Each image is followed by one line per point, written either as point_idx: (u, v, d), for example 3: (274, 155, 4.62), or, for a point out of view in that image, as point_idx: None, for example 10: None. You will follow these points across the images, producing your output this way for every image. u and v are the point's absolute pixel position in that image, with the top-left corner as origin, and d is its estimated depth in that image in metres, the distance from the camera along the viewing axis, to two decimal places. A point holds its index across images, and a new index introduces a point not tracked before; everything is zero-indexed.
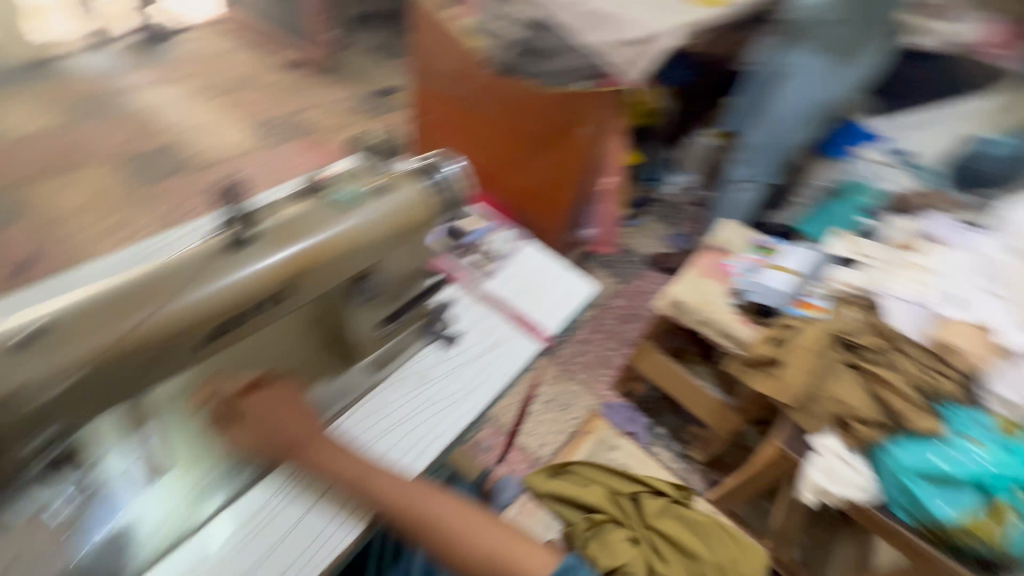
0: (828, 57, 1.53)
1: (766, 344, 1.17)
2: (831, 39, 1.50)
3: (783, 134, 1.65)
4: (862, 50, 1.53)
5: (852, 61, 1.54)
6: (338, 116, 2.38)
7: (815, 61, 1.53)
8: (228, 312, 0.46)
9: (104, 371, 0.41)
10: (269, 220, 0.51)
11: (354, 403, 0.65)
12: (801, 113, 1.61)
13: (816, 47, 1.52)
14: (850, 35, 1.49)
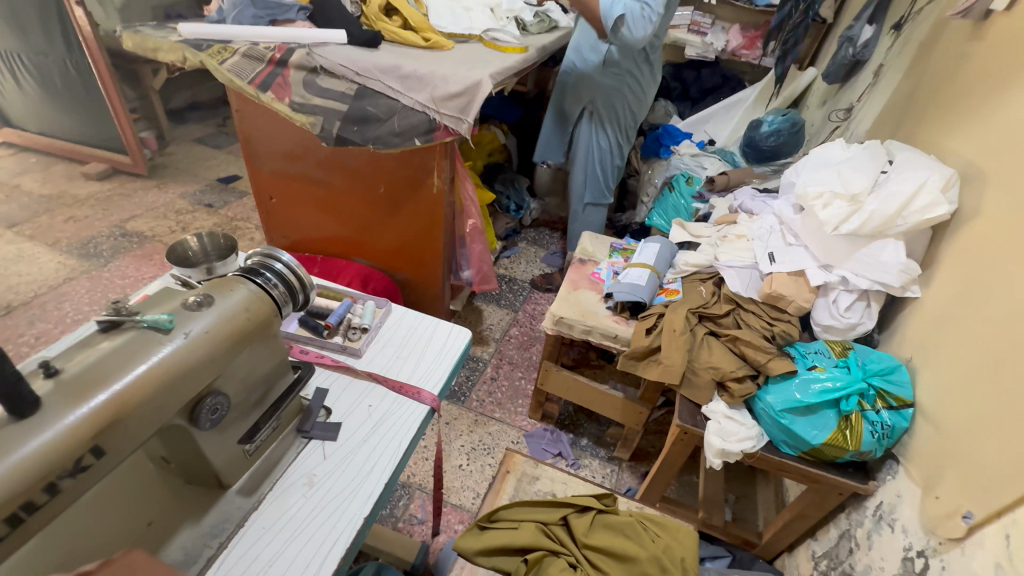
0: (616, 97, 1.77)
1: (643, 337, 1.29)
2: (614, 81, 1.74)
3: (602, 163, 1.89)
4: (640, 84, 1.79)
5: (635, 95, 1.80)
6: (177, 220, 2.24)
7: (606, 104, 1.77)
8: (30, 488, 0.39)
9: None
10: (64, 370, 0.44)
11: (231, 539, 0.57)
12: (611, 145, 1.86)
13: (604, 92, 1.75)
14: (628, 74, 1.74)
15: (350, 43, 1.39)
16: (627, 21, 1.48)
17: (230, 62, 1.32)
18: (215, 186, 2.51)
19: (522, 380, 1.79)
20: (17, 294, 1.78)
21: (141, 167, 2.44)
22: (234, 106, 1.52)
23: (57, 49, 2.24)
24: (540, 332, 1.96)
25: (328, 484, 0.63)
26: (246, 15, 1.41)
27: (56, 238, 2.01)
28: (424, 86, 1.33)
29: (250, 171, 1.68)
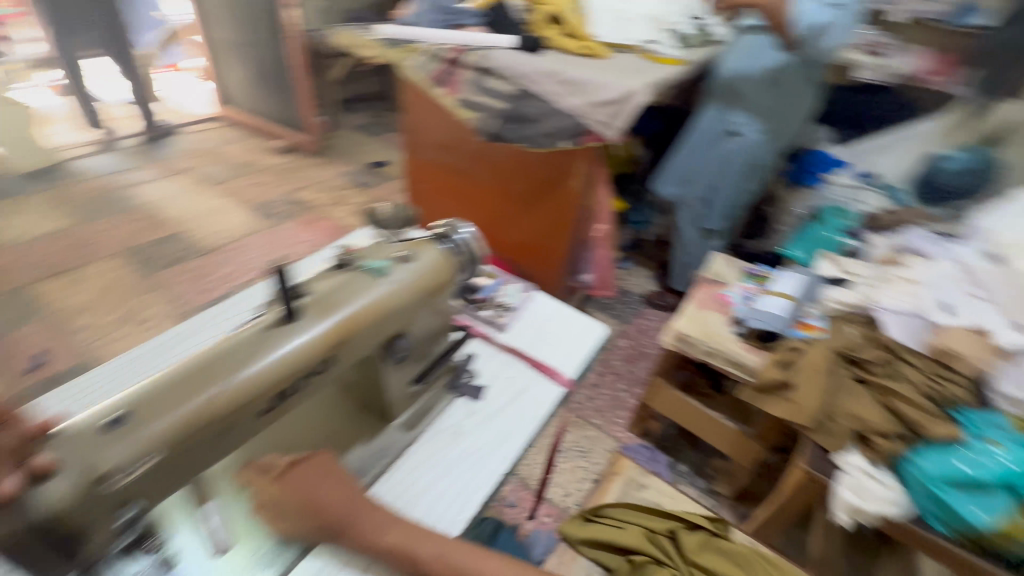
0: (777, 114, 1.66)
1: (774, 369, 1.20)
2: (779, 97, 1.63)
3: (740, 186, 1.74)
4: (798, 103, 1.69)
5: (792, 115, 1.70)
6: (335, 194, 2.56)
7: (766, 120, 1.65)
8: (281, 381, 0.50)
9: (171, 454, 0.46)
10: (310, 294, 0.54)
11: (392, 463, 0.66)
12: (755, 168, 1.71)
13: (767, 108, 1.63)
14: (791, 91, 1.64)
15: (516, 47, 1.50)
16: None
17: (414, 60, 1.50)
18: (367, 169, 2.82)
19: (625, 392, 1.77)
20: (213, 239, 2.16)
21: (313, 146, 2.82)
22: (406, 101, 1.72)
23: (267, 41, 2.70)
24: (649, 348, 1.92)
25: (472, 437, 0.70)
26: (430, 21, 1.59)
27: (245, 197, 2.40)
28: (582, 92, 1.37)
29: (409, 159, 1.88)
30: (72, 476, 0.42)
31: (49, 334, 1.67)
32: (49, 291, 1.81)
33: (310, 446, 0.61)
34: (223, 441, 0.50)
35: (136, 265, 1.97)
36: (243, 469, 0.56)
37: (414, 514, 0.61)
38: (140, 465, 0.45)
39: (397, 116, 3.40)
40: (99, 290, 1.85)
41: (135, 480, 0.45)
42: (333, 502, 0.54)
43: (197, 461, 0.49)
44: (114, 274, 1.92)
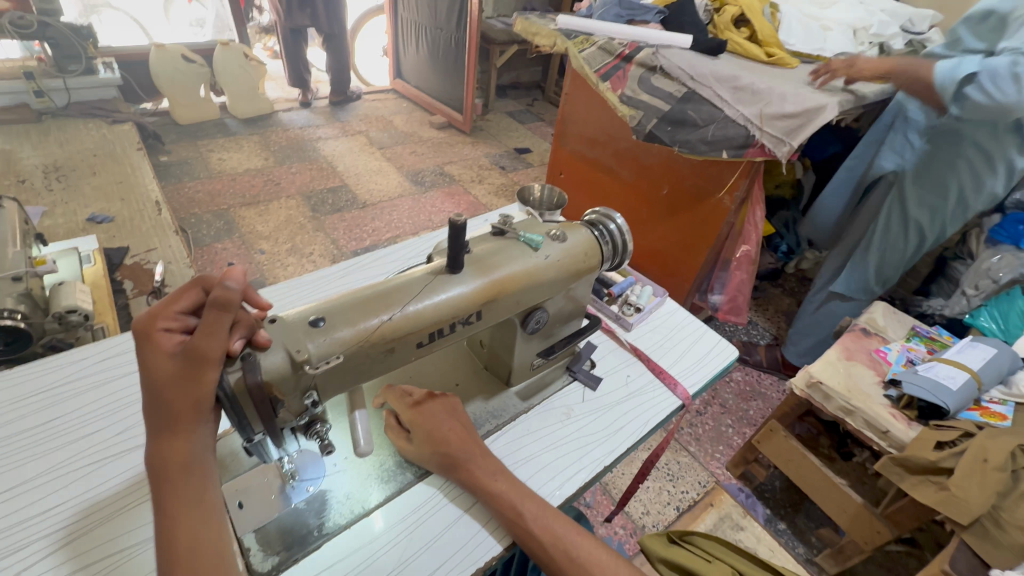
0: (941, 174, 1.29)
1: (929, 448, 1.03)
2: (945, 153, 1.28)
3: (883, 252, 1.43)
4: (994, 170, 1.23)
5: (978, 180, 1.25)
6: (477, 172, 2.72)
7: (918, 177, 1.33)
8: (442, 322, 0.54)
9: (351, 359, 0.48)
10: (473, 251, 0.59)
11: (505, 424, 0.69)
12: (902, 234, 1.39)
13: (920, 162, 1.33)
14: (972, 148, 1.24)
15: (692, 49, 1.44)
16: (982, 79, 1.10)
17: (586, 52, 1.52)
18: (510, 154, 2.94)
19: (731, 427, 1.64)
20: (370, 196, 2.42)
21: (466, 126, 3.02)
22: (566, 90, 1.76)
23: (450, 25, 2.86)
24: (768, 389, 1.76)
25: (583, 421, 0.71)
26: (609, 15, 1.59)
27: (402, 163, 2.67)
28: (759, 100, 1.27)
29: (554, 147, 1.92)
30: (281, 352, 0.44)
31: (236, 249, 2.02)
32: (243, 216, 2.16)
33: (438, 389, 0.69)
34: (388, 362, 0.51)
35: (307, 206, 2.28)
36: (385, 390, 0.65)
37: (520, 475, 0.63)
38: (332, 361, 0.46)
39: (546, 107, 3.49)
40: (278, 222, 2.17)
41: (324, 373, 0.47)
42: (455, 441, 0.60)
43: (369, 376, 0.51)
44: (291, 212, 2.24)
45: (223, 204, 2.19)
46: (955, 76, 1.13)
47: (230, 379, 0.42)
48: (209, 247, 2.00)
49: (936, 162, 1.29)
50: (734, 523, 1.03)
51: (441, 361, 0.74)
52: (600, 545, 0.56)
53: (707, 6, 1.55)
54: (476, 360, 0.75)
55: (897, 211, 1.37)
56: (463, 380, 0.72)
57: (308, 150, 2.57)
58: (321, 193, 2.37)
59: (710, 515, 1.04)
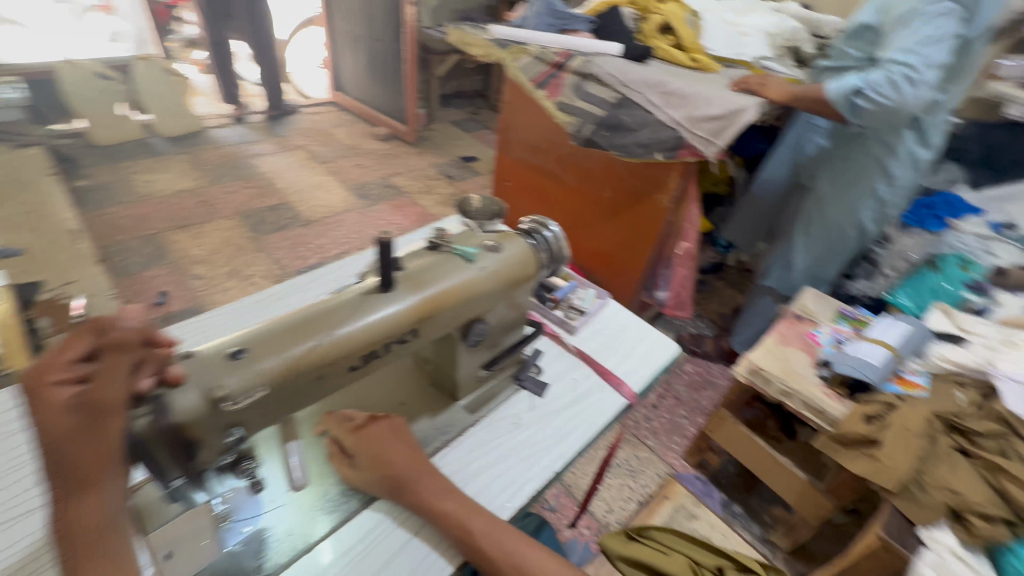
0: (849, 172, 1.41)
1: (858, 422, 1.10)
2: (850, 153, 1.41)
3: (810, 246, 1.54)
4: (894, 165, 1.35)
5: (881, 176, 1.37)
6: (424, 183, 2.70)
7: (830, 176, 1.46)
8: (376, 342, 0.52)
9: (279, 390, 0.46)
10: (407, 267, 0.58)
11: (453, 440, 0.68)
12: (823, 229, 1.50)
13: (831, 162, 1.46)
14: (872, 146, 1.36)
15: (623, 56, 1.49)
16: (867, 90, 1.20)
17: (521, 62, 1.55)
18: (457, 163, 2.94)
19: (685, 418, 1.70)
20: (314, 213, 2.36)
21: (410, 137, 2.99)
22: (506, 98, 1.78)
23: (388, 37, 2.91)
24: (718, 378, 1.83)
25: (531, 429, 0.71)
26: (542, 24, 1.62)
27: (345, 177, 2.61)
28: (686, 104, 1.33)
29: (498, 155, 1.93)
30: (196, 391, 0.42)
31: (169, 276, 1.92)
32: (176, 239, 2.07)
33: (380, 410, 0.67)
34: (321, 389, 0.50)
35: (246, 226, 2.28)
36: (325, 417, 0.62)
37: (469, 491, 0.63)
38: (255, 394, 0.44)
39: (491, 115, 3.51)
40: (212, 245, 2.15)
41: (248, 407, 0.45)
42: (401, 462, 0.58)
43: (298, 405, 0.49)
44: (228, 233, 2.22)
45: (151, 228, 2.04)
46: (842, 90, 1.22)
47: (138, 424, 0.39)
48: (139, 275, 1.89)
49: (841, 158, 1.42)
50: (689, 512, 1.06)
51: (384, 380, 0.72)
52: (552, 554, 0.56)
53: (633, 15, 1.61)
54: (422, 377, 0.74)
55: (814, 205, 1.51)
56: (408, 398, 0.70)
57: None
58: (261, 212, 2.37)
59: (666, 506, 1.07)
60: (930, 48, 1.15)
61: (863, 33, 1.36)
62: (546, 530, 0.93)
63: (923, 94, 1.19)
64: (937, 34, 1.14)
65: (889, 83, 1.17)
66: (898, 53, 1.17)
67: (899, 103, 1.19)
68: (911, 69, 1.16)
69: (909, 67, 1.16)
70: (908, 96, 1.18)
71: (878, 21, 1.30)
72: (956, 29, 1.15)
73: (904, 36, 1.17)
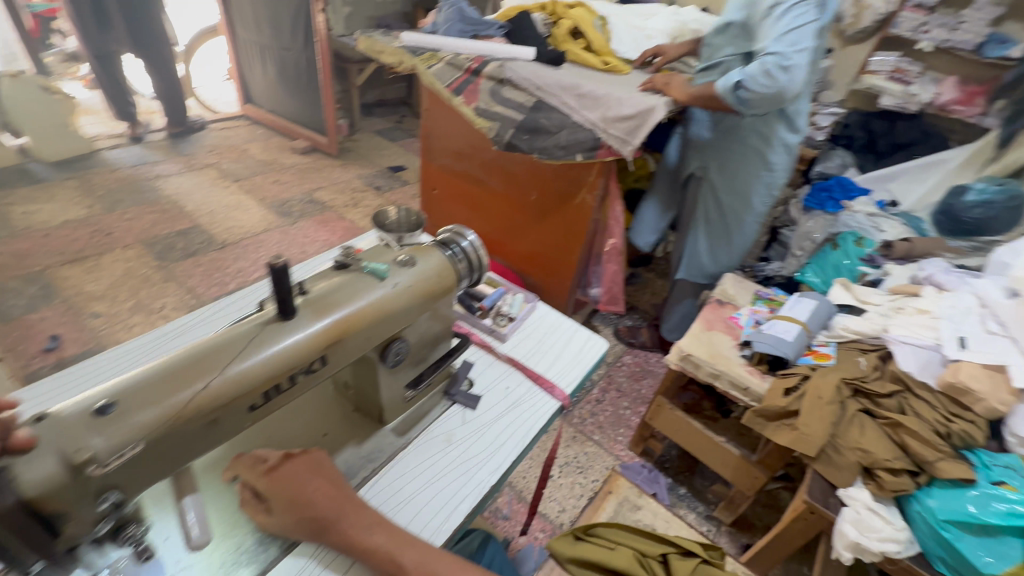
0: (736, 163, 1.52)
1: (779, 396, 1.17)
2: (733, 146, 1.50)
3: (711, 233, 1.66)
4: (772, 153, 1.47)
5: (762, 164, 1.49)
6: (351, 196, 2.59)
7: (720, 168, 1.55)
8: (278, 375, 0.49)
9: (159, 443, 0.42)
10: (310, 291, 0.54)
11: (382, 467, 0.65)
12: (721, 216, 1.61)
13: (718, 156, 1.54)
14: (751, 138, 1.47)
15: (536, 60, 1.50)
16: (747, 83, 1.25)
17: (435, 68, 1.53)
18: (385, 173, 2.85)
19: (628, 409, 1.74)
20: (229, 234, 2.18)
21: (332, 149, 2.86)
22: (424, 106, 1.75)
23: (297, 44, 2.71)
24: (655, 366, 1.90)
25: (465, 445, 0.69)
26: (454, 30, 1.61)
27: (263, 195, 2.44)
28: (598, 105, 1.37)
29: (422, 163, 1.90)
30: (51, 458, 0.37)
31: (60, 317, 1.70)
32: (66, 275, 1.84)
33: (299, 446, 0.63)
34: (214, 434, 0.46)
35: (151, 255, 1.98)
36: (235, 461, 0.56)
37: (400, 520, 0.60)
38: (128, 452, 0.40)
39: (416, 122, 3.44)
40: (113, 279, 1.86)
41: (122, 466, 0.41)
42: (322, 501, 0.54)
43: (188, 455, 0.45)
44: (130, 263, 1.93)
45: (36, 265, 1.84)
46: (727, 85, 1.28)
47: None
48: (23, 319, 1.67)
49: (727, 152, 1.51)
50: (633, 503, 1.09)
51: (303, 411, 0.67)
52: None
53: (545, 20, 1.65)
54: (345, 403, 0.70)
55: (710, 197, 1.61)
56: (330, 429, 0.66)
57: (146, 189, 2.25)
58: (168, 238, 2.08)
59: (611, 501, 1.08)
60: (794, 37, 1.21)
61: (733, 30, 1.44)
62: (490, 544, 0.91)
63: (797, 79, 1.24)
64: (797, 24, 1.21)
65: (765, 73, 1.23)
66: (769, 44, 1.24)
67: (778, 89, 1.24)
68: (782, 57, 1.22)
69: (779, 55, 1.22)
70: (785, 82, 1.24)
71: (746, 17, 1.39)
72: (813, 14, 1.22)
73: (773, 22, 1.25)
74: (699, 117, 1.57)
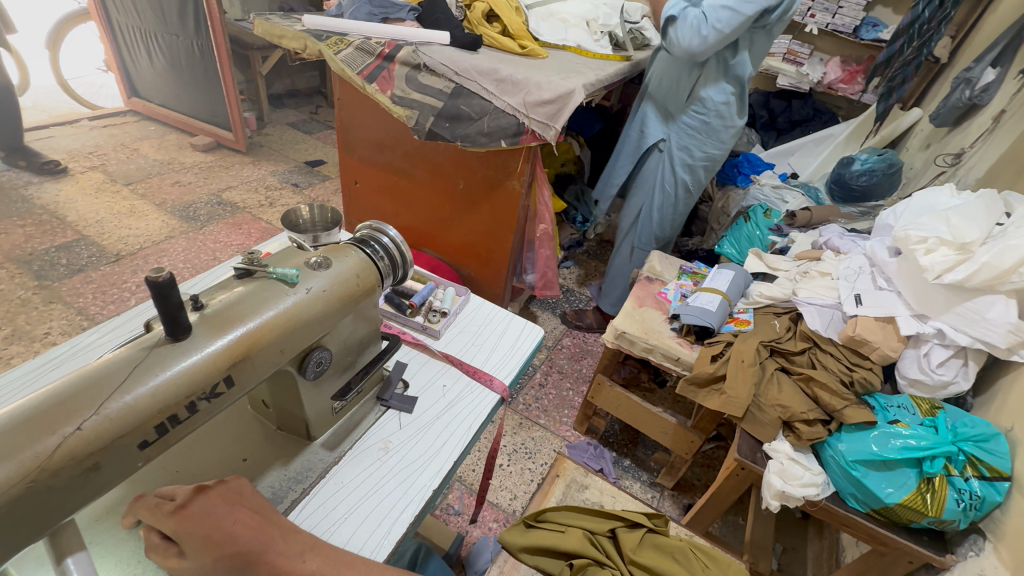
0: (695, 137, 1.58)
1: (708, 363, 1.24)
2: (696, 118, 1.55)
3: (664, 204, 1.71)
4: (729, 137, 1.58)
5: (719, 145, 1.59)
6: (265, 194, 2.40)
7: (682, 138, 1.60)
8: (174, 405, 0.43)
9: (20, 503, 0.36)
10: (207, 306, 0.48)
11: (313, 486, 0.60)
12: (675, 188, 1.67)
13: (682, 126, 1.58)
14: (713, 117, 1.54)
15: (452, 45, 1.45)
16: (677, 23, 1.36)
17: (343, 54, 1.43)
18: (302, 168, 2.66)
19: (571, 389, 1.78)
20: (124, 245, 1.93)
21: (239, 145, 2.62)
22: (337, 95, 1.64)
23: (187, 30, 2.42)
24: (593, 345, 1.95)
25: (402, 451, 0.66)
26: (361, 13, 1.52)
27: (162, 198, 2.19)
28: (518, 89, 1.35)
29: (341, 156, 1.79)
30: None
31: None
32: None
33: (217, 476, 0.57)
34: (94, 484, 0.40)
35: (28, 273, 1.73)
36: (133, 505, 0.49)
37: (336, 541, 0.56)
38: None
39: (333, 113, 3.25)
40: None
41: None
42: (243, 534, 0.48)
43: (61, 515, 0.39)
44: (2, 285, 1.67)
45: None
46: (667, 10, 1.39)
47: None
48: None
49: (690, 125, 1.57)
50: (580, 483, 1.10)
51: (214, 438, 0.61)
52: None
53: (458, 3, 1.59)
54: (265, 423, 0.64)
55: (668, 168, 1.65)
56: (250, 454, 0.60)
57: (19, 200, 1.99)
58: (47, 254, 1.82)
59: (559, 484, 1.09)
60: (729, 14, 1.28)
61: None
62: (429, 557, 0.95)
63: (710, 46, 1.35)
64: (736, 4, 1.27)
65: (690, 25, 1.33)
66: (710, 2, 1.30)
67: (689, 46, 1.36)
68: (705, 22, 1.31)
69: (704, 18, 1.31)
70: (697, 45, 1.35)
71: None
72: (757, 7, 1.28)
73: None
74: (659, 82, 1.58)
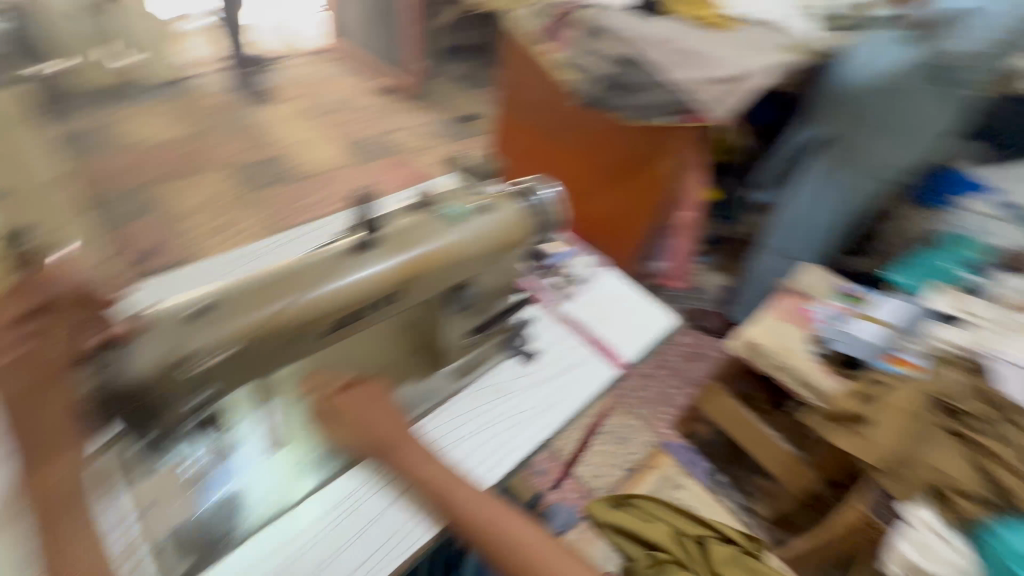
0: (881, 138, 1.32)
1: (854, 401, 1.07)
2: (892, 116, 1.28)
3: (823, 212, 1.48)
4: (925, 143, 1.33)
5: (909, 150, 1.34)
6: (424, 140, 2.54)
7: (867, 137, 1.33)
8: (351, 306, 0.51)
9: (243, 353, 0.47)
10: (388, 228, 0.55)
11: (439, 406, 0.69)
12: (840, 194, 1.44)
13: (870, 124, 1.31)
14: (911, 117, 1.28)
15: (631, 10, 1.39)
16: (962, 20, 1.21)
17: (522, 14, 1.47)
18: (460, 119, 2.76)
19: (678, 389, 1.70)
20: None
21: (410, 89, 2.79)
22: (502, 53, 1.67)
23: None
24: (712, 350, 1.83)
25: (518, 398, 0.71)
26: None
27: None
28: (696, 64, 1.26)
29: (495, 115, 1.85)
30: (160, 351, 0.43)
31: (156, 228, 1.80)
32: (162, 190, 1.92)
33: None
34: (290, 351, 0.50)
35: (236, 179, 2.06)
36: (305, 380, 0.59)
37: (455, 454, 0.65)
38: (213, 358, 0.45)
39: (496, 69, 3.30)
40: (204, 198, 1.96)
41: (211, 370, 0.46)
42: (382, 431, 0.58)
43: (266, 369, 0.50)
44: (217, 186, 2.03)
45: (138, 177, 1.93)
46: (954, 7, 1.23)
47: (116, 383, 0.42)
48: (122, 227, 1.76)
49: (880, 122, 1.29)
50: (672, 482, 1.07)
51: None
52: (531, 526, 0.56)
53: None
54: None
55: (837, 171, 1.40)
56: None
57: None
58: None
59: (649, 477, 1.07)
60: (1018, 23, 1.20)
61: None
62: None
63: (989, 53, 1.22)
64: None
65: (980, 25, 1.20)
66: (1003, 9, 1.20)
67: (972, 51, 1.20)
68: (995, 27, 1.20)
69: (993, 24, 1.20)
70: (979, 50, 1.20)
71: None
72: None
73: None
74: (852, 68, 1.29)
